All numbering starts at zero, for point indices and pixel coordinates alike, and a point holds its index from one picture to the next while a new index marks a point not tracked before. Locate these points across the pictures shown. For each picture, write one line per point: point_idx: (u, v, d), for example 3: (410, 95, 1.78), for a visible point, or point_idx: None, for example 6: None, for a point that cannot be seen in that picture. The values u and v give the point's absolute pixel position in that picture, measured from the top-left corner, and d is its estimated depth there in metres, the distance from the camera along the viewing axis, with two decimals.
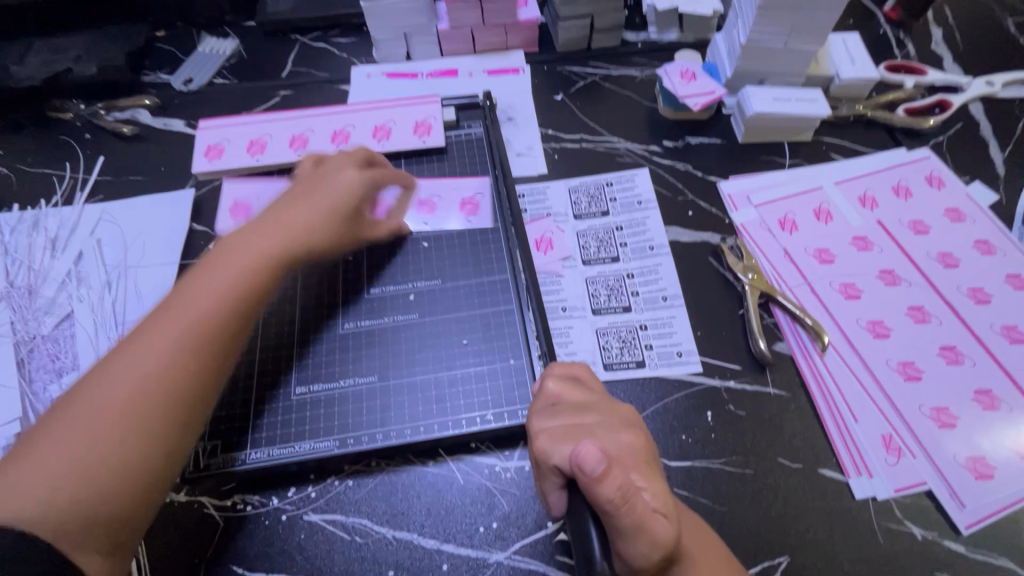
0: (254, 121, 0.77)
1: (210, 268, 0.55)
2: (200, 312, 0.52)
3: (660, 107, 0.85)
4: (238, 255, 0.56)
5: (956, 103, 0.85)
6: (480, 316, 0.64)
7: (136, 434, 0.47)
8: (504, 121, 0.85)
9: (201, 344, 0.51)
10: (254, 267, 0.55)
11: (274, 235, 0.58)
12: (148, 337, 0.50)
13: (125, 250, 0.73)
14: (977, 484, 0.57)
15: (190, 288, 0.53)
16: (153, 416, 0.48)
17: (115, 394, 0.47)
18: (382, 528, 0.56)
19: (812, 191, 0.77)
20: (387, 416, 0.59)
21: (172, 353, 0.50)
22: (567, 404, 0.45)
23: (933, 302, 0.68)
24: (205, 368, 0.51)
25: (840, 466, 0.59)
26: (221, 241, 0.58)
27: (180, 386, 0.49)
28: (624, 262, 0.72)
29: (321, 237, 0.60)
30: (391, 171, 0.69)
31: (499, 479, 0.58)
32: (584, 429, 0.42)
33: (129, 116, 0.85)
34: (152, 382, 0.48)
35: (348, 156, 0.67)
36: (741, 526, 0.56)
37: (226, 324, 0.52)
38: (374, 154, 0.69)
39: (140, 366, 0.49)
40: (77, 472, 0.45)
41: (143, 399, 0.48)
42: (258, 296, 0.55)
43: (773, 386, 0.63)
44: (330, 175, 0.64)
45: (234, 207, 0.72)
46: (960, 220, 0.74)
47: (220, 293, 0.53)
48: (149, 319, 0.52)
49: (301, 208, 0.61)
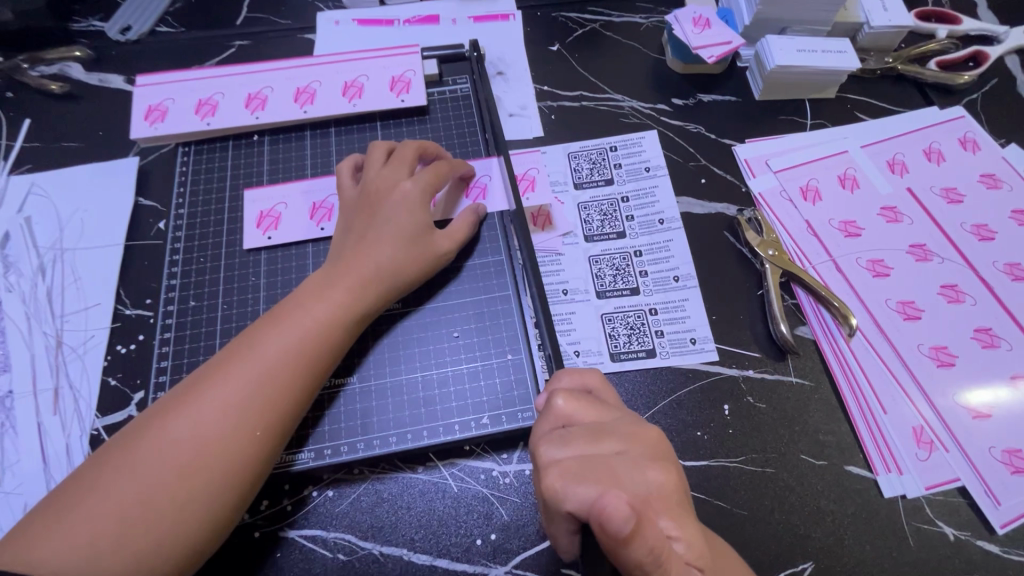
0: (203, 77, 0.66)
1: (294, 314, 0.49)
2: (271, 367, 0.46)
3: (669, 59, 0.76)
4: (311, 299, 0.50)
5: (994, 55, 0.77)
6: (473, 305, 0.58)
7: (198, 502, 0.42)
8: (493, 76, 0.75)
9: (273, 407, 0.45)
10: (328, 314, 0.49)
11: (345, 275, 0.51)
12: (227, 385, 0.45)
13: (61, 231, 0.64)
14: (1013, 480, 0.53)
15: (258, 334, 0.48)
16: (219, 481, 0.43)
17: (177, 450, 0.42)
18: (368, 544, 0.50)
19: (836, 156, 0.70)
20: (371, 423, 0.53)
21: (242, 414, 0.44)
22: (582, 426, 0.40)
23: (968, 279, 0.62)
24: (275, 434, 0.45)
25: (867, 463, 0.54)
26: (308, 283, 0.52)
27: (249, 456, 0.44)
28: (631, 238, 0.65)
29: (393, 271, 0.53)
30: (451, 163, 0.59)
31: (497, 485, 0.52)
32: (605, 462, 0.37)
33: (58, 71, 0.73)
34: (218, 446, 0.43)
35: (399, 157, 0.57)
36: (763, 532, 0.51)
37: (299, 386, 0.47)
38: (428, 147, 0.59)
39: (205, 423, 0.43)
40: (132, 535, 0.40)
41: (209, 463, 0.42)
42: (331, 350, 0.49)
43: (794, 376, 0.58)
44: (387, 189, 0.55)
45: (260, 216, 0.61)
46: (996, 187, 0.67)
47: (290, 346, 0.47)
48: (230, 360, 0.47)
49: (368, 235, 0.53)
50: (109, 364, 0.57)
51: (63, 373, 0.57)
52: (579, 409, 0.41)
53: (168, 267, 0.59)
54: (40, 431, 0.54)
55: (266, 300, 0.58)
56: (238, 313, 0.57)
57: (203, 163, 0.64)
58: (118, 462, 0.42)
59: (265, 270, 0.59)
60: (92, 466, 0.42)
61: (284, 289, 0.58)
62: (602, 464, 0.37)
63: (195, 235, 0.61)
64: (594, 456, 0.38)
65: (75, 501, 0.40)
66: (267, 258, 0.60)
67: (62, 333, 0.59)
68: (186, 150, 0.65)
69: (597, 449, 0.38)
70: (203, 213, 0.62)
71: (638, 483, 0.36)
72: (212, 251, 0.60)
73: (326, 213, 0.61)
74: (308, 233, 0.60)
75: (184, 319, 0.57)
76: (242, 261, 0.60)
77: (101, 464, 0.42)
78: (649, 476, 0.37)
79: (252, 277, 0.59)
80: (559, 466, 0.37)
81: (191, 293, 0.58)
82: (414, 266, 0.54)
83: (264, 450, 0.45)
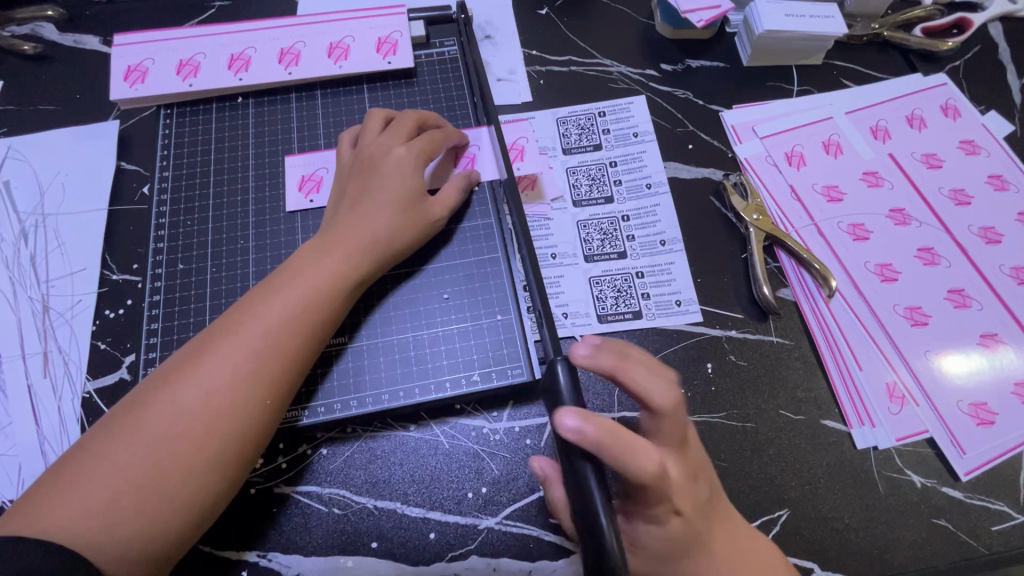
0: (183, 36, 0.64)
1: (293, 282, 0.49)
2: (277, 336, 0.46)
3: (658, 24, 0.75)
4: (310, 267, 0.50)
5: (978, 22, 0.77)
6: (463, 268, 0.58)
7: (214, 468, 0.43)
8: (481, 39, 0.74)
9: (281, 375, 0.46)
10: (329, 283, 0.49)
11: (342, 242, 0.51)
12: (233, 354, 0.45)
13: (42, 196, 0.63)
14: (977, 430, 0.56)
15: (259, 301, 0.48)
16: (230, 451, 0.44)
17: (189, 420, 0.43)
18: (362, 498, 0.51)
19: (821, 121, 0.70)
20: (362, 382, 0.54)
21: (251, 382, 0.45)
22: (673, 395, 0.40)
23: (943, 242, 0.64)
24: (283, 399, 0.47)
25: (842, 416, 0.56)
26: (302, 250, 0.52)
27: (260, 423, 0.45)
28: (619, 203, 0.66)
29: (390, 239, 0.53)
30: (445, 131, 0.58)
31: (488, 442, 0.54)
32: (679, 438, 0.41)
33: (30, 31, 0.70)
34: (231, 414, 0.44)
35: (398, 125, 0.57)
36: (742, 483, 0.53)
37: (304, 354, 0.48)
38: (428, 117, 0.59)
39: (215, 392, 0.44)
40: (147, 504, 0.41)
41: (223, 430, 0.43)
42: (332, 318, 0.50)
43: (775, 335, 0.60)
44: (382, 154, 0.55)
45: (302, 179, 0.61)
46: (974, 153, 0.69)
47: (294, 314, 0.47)
48: (230, 326, 0.46)
49: (364, 200, 0.54)
50: (98, 328, 0.57)
51: (52, 338, 0.57)
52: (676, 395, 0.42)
53: (154, 232, 0.59)
54: (30, 395, 0.55)
55: (255, 264, 0.58)
56: (227, 277, 0.57)
57: (186, 127, 0.63)
58: (127, 431, 0.42)
59: (254, 234, 0.59)
60: (99, 435, 0.42)
61: (273, 254, 0.58)
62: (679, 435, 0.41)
63: (181, 199, 0.60)
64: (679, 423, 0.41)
65: (86, 470, 0.41)
66: (255, 221, 0.59)
67: (48, 298, 0.58)
68: (168, 112, 0.64)
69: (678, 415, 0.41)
70: (188, 177, 0.61)
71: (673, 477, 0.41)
72: (199, 215, 0.60)
73: (315, 185, 0.60)
74: (298, 205, 0.60)
75: (173, 283, 0.57)
76: (230, 224, 0.59)
77: (109, 433, 0.42)
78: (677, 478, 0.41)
79: (241, 241, 0.59)
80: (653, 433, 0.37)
81: (179, 257, 0.58)
82: (408, 236, 0.54)
83: (273, 416, 0.46)
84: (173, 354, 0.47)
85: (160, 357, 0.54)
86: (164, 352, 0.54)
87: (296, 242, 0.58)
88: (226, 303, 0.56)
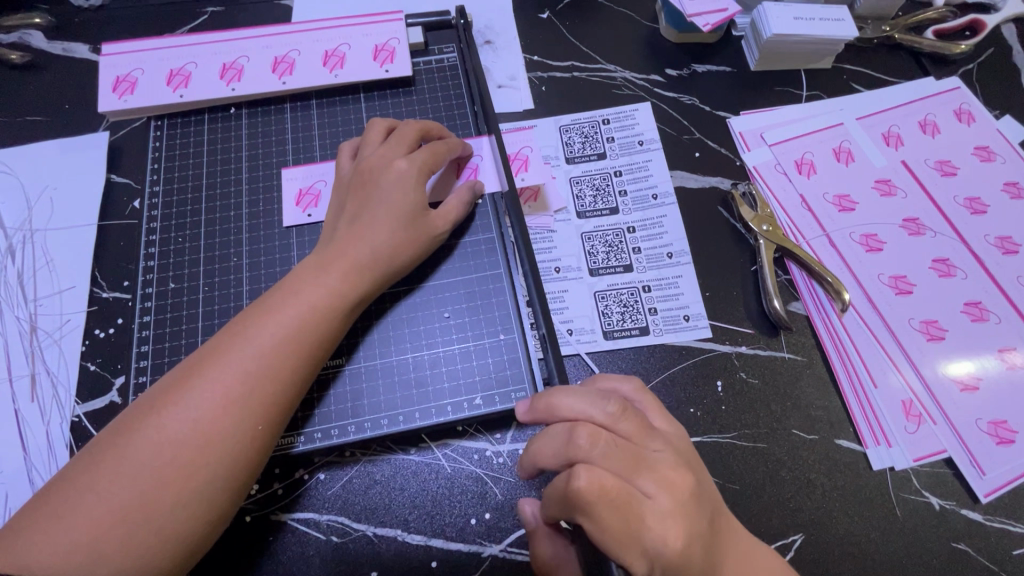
0: (174, 44, 0.62)
1: (288, 301, 0.47)
2: (270, 358, 0.44)
3: (662, 28, 0.73)
4: (306, 286, 0.48)
5: (992, 23, 0.75)
6: (464, 285, 0.56)
7: (203, 498, 0.41)
8: (481, 45, 0.72)
9: (275, 400, 0.44)
10: (324, 302, 0.47)
11: (339, 258, 0.49)
12: (224, 377, 0.43)
13: (29, 211, 0.61)
14: (997, 449, 0.54)
15: (251, 322, 0.46)
16: (220, 479, 0.41)
17: (177, 447, 0.41)
18: (361, 526, 0.50)
19: (832, 128, 0.68)
20: (361, 406, 0.52)
21: (242, 408, 0.42)
22: (592, 424, 0.39)
23: (958, 253, 0.62)
24: (276, 425, 0.44)
25: (857, 436, 0.55)
26: (300, 267, 0.50)
27: (252, 450, 0.43)
28: (624, 214, 0.64)
29: (389, 256, 0.51)
30: (448, 143, 0.56)
31: (491, 465, 0.52)
32: (634, 457, 0.38)
33: (18, 39, 0.68)
34: (220, 441, 0.41)
35: (399, 137, 0.55)
36: (754, 506, 0.52)
37: (298, 378, 0.46)
38: (429, 128, 0.57)
39: (204, 419, 0.42)
40: (132, 537, 0.39)
41: (212, 459, 0.41)
42: (329, 337, 0.48)
43: (787, 351, 0.58)
44: (381, 168, 0.53)
45: (299, 194, 0.59)
46: (990, 159, 0.67)
47: (287, 335, 0.45)
48: (222, 349, 0.44)
49: (363, 216, 0.51)
50: (87, 348, 0.55)
51: (39, 359, 0.55)
52: (616, 407, 0.40)
53: (144, 248, 0.57)
54: (17, 420, 0.53)
55: (249, 282, 0.56)
56: (220, 295, 0.55)
57: (177, 139, 0.61)
58: (112, 460, 0.40)
59: (247, 249, 0.57)
60: (84, 463, 0.40)
61: (267, 271, 0.56)
62: (632, 452, 0.38)
63: (172, 214, 0.59)
64: (621, 442, 0.39)
65: (71, 501, 0.39)
66: (248, 237, 0.58)
67: (36, 318, 0.56)
68: (159, 124, 0.62)
69: (622, 433, 0.39)
70: (179, 191, 0.60)
71: (656, 504, 0.37)
72: (191, 230, 0.58)
73: (313, 199, 0.58)
74: (295, 219, 0.58)
75: (164, 302, 0.55)
76: (223, 240, 0.57)
77: (94, 462, 0.40)
78: (663, 500, 0.37)
79: (235, 257, 0.57)
80: (589, 472, 0.36)
81: (171, 274, 0.56)
82: (408, 252, 0.52)
83: (265, 443, 0.44)
84: (164, 377, 0.45)
85: (151, 380, 0.52)
86: (155, 375, 0.52)
87: (291, 258, 0.57)
88: (219, 322, 0.54)
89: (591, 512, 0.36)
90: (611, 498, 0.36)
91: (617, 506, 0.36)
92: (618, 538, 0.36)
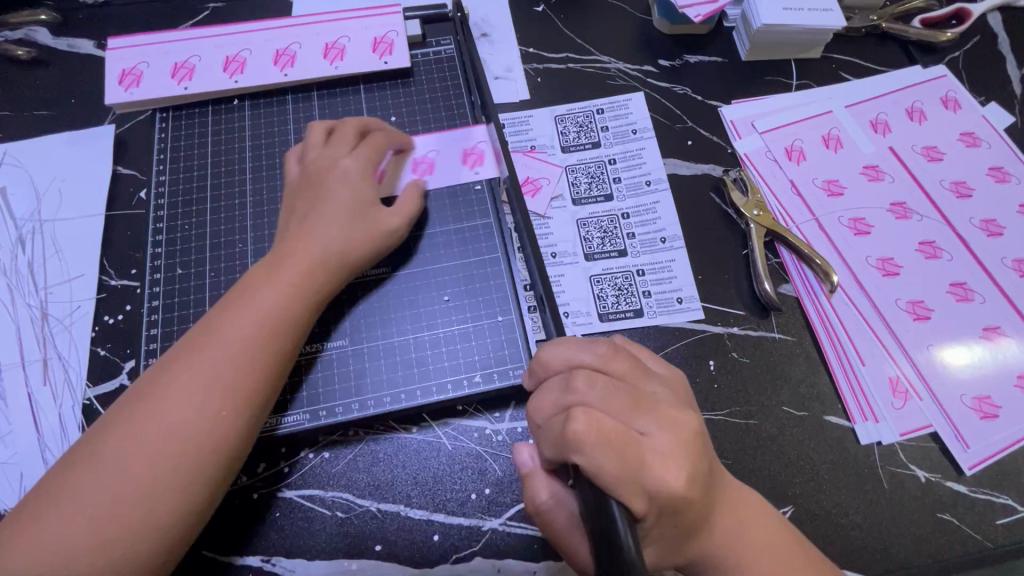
0: (177, 38, 0.64)
1: (263, 289, 0.48)
2: (249, 341, 0.45)
3: (655, 19, 0.75)
4: (277, 273, 0.49)
5: (977, 13, 0.77)
6: (462, 268, 0.58)
7: (193, 482, 0.42)
8: (477, 37, 0.73)
9: (259, 381, 0.45)
10: (297, 288, 0.49)
11: (307, 248, 0.51)
12: (205, 363, 0.44)
13: (39, 201, 0.62)
14: (982, 423, 0.56)
15: (223, 314, 0.47)
16: (212, 459, 0.43)
17: (161, 436, 0.42)
18: (365, 501, 0.51)
19: (821, 116, 0.70)
20: (363, 385, 0.53)
21: (221, 393, 0.43)
22: (587, 369, 0.41)
23: (944, 235, 0.63)
24: (261, 405, 0.46)
25: (845, 412, 0.56)
26: (269, 258, 0.51)
27: (240, 429, 0.44)
28: (618, 201, 0.65)
29: (351, 245, 0.52)
30: (387, 134, 0.59)
31: (490, 442, 0.54)
32: (633, 396, 0.40)
33: (24, 36, 0.69)
34: (208, 423, 0.43)
35: (341, 135, 0.57)
36: (747, 479, 0.53)
37: (280, 359, 0.47)
38: (367, 122, 0.59)
39: (190, 403, 0.43)
40: (132, 521, 0.40)
41: (201, 440, 0.42)
42: (302, 324, 0.49)
43: (777, 331, 0.60)
44: (328, 167, 0.55)
45: None
46: (975, 145, 0.69)
47: (263, 323, 0.46)
48: (199, 336, 0.46)
49: (316, 211, 0.53)
50: (97, 334, 0.57)
51: (51, 345, 0.56)
52: (606, 350, 0.42)
53: (152, 236, 0.59)
54: (30, 403, 0.54)
55: (254, 268, 0.57)
56: (225, 281, 0.57)
57: (182, 130, 0.63)
58: (96, 456, 0.41)
59: (252, 236, 0.59)
60: (71, 461, 0.41)
61: None
62: (628, 391, 0.40)
63: (178, 203, 0.60)
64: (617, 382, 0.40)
65: (64, 496, 0.40)
66: (252, 224, 0.59)
67: (47, 305, 0.58)
68: (163, 116, 0.64)
69: (617, 375, 0.41)
70: (185, 180, 0.61)
71: (654, 443, 0.39)
72: (197, 219, 0.59)
73: None
74: None
75: (171, 287, 0.57)
76: (228, 228, 0.59)
77: (79, 461, 0.41)
78: (657, 438, 0.39)
79: (240, 244, 0.58)
80: (587, 415, 0.37)
81: (178, 261, 0.58)
82: (372, 241, 0.53)
83: (253, 420, 0.45)
84: (147, 369, 0.46)
85: None
86: (164, 358, 0.54)
87: None
88: None
89: (586, 450, 0.36)
90: (610, 438, 0.37)
91: (615, 443, 0.37)
92: (620, 476, 0.36)
